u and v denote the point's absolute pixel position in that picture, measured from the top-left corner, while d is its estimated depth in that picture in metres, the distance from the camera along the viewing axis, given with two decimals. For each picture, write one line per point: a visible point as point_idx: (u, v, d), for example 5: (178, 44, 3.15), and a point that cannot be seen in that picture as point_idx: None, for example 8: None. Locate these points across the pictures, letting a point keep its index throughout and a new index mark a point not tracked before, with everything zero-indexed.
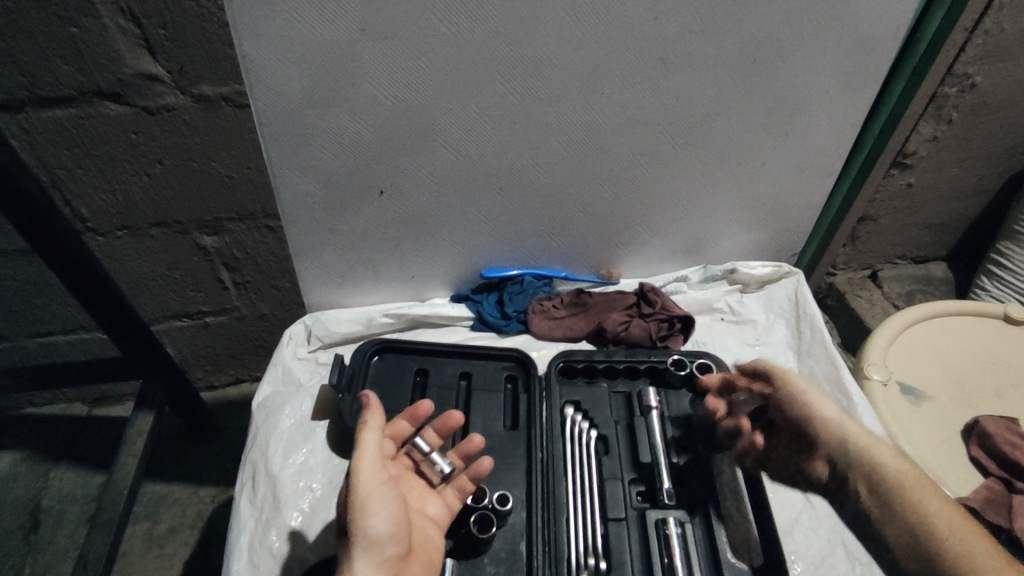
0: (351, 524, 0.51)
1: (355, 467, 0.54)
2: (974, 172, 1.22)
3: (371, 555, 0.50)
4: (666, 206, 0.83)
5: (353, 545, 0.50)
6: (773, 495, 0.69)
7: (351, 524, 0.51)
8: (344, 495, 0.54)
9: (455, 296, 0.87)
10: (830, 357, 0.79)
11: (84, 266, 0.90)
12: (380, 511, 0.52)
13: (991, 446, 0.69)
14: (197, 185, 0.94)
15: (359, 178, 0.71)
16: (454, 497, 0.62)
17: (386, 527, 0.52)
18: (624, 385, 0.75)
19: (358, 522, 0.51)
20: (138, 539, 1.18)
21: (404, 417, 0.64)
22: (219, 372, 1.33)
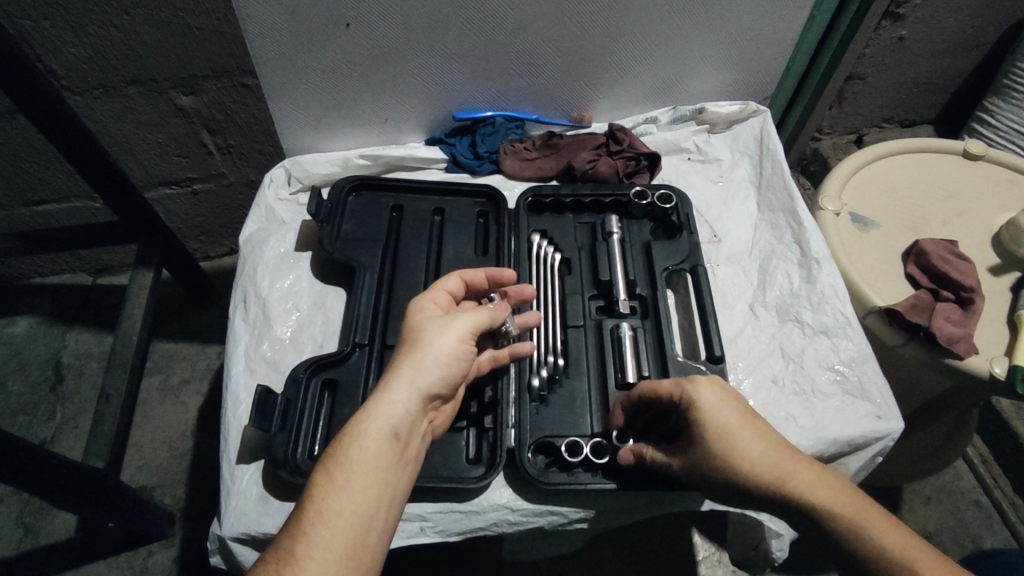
0: (427, 348, 0.53)
1: (455, 318, 0.56)
2: (973, 25, 1.17)
3: (427, 384, 0.52)
4: (637, 44, 0.82)
5: (420, 359, 0.52)
6: (721, 310, 0.75)
7: (429, 344, 0.53)
8: (427, 320, 0.55)
9: (429, 140, 0.89)
10: (787, 187, 0.82)
11: (69, 126, 0.91)
12: (452, 352, 0.54)
13: (926, 262, 0.74)
14: (166, 37, 0.93)
15: (325, 9, 0.70)
16: (487, 362, 0.63)
17: (450, 367, 0.54)
18: (589, 217, 0.80)
19: (433, 350, 0.53)
20: (154, 389, 1.28)
21: (486, 270, 0.63)
22: (213, 241, 1.39)
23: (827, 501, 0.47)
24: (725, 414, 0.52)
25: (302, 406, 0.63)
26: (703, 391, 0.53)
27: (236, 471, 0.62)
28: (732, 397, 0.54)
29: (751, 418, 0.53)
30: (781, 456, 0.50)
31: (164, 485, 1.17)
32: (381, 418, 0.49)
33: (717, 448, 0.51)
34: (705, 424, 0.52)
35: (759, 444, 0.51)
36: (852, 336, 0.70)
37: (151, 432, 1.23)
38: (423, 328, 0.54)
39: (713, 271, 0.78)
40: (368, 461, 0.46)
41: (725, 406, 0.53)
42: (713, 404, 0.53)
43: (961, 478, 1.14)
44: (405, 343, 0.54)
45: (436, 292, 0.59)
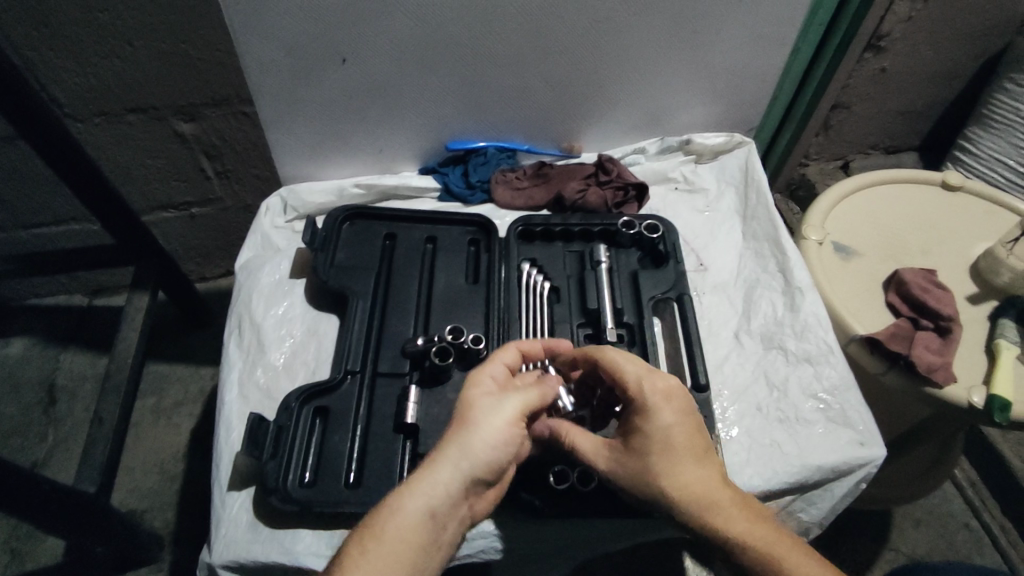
0: (476, 429, 0.54)
1: (511, 399, 0.57)
2: (951, 58, 1.21)
3: (476, 468, 0.52)
4: (625, 78, 0.85)
5: (473, 444, 0.53)
6: (707, 338, 0.77)
7: (477, 425, 0.54)
8: (486, 402, 0.56)
9: (423, 169, 0.91)
10: (771, 218, 0.85)
11: (69, 152, 0.93)
12: (506, 436, 0.54)
13: (905, 291, 0.76)
14: (168, 67, 0.95)
15: (322, 44, 0.73)
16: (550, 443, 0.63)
17: (500, 453, 0.54)
18: (578, 246, 0.82)
19: (484, 435, 0.53)
20: (147, 411, 1.28)
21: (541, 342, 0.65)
22: (208, 263, 1.40)
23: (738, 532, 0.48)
24: (667, 429, 0.54)
25: (294, 432, 0.64)
26: (659, 403, 0.55)
27: (227, 498, 0.63)
28: (685, 417, 0.55)
29: (693, 442, 0.54)
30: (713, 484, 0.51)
31: (154, 509, 1.16)
32: (423, 496, 0.50)
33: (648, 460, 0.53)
34: (647, 433, 0.55)
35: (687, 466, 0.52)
36: (834, 364, 0.71)
37: (143, 455, 1.23)
38: (478, 404, 0.56)
39: (699, 299, 0.80)
40: (398, 542, 0.48)
41: (669, 419, 0.55)
42: (667, 422, 0.54)
43: (949, 501, 1.15)
44: (456, 421, 0.55)
45: (493, 367, 0.60)
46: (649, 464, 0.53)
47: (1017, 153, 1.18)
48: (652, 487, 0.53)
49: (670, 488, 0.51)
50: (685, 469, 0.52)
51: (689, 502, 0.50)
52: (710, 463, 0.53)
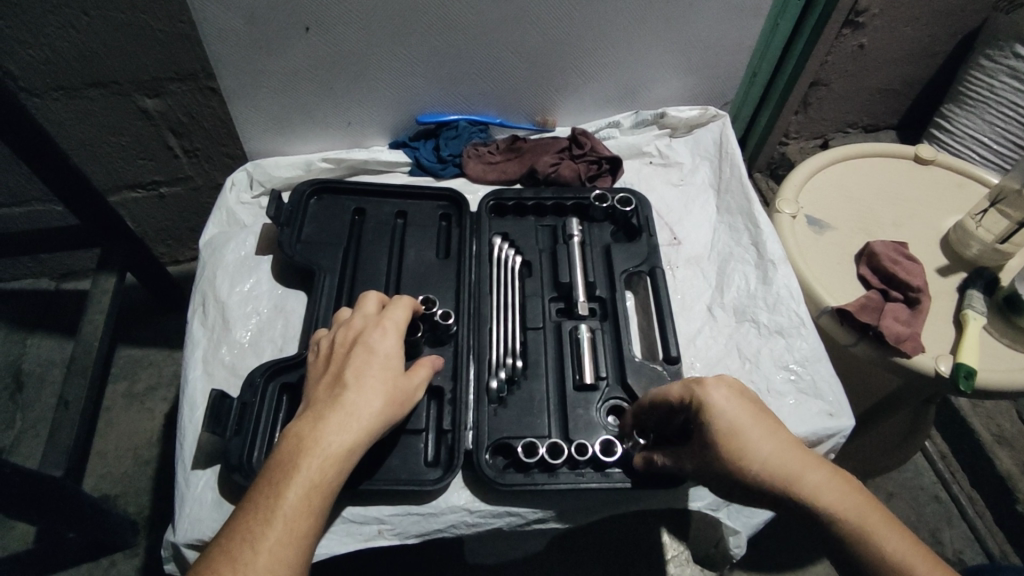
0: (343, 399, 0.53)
1: (395, 333, 0.59)
2: (928, 34, 1.21)
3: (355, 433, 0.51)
4: (598, 50, 0.83)
5: (372, 371, 0.55)
6: (680, 311, 0.76)
7: (349, 385, 0.54)
8: (374, 335, 0.59)
9: (394, 144, 0.89)
10: (745, 191, 0.84)
11: (24, 127, 0.89)
12: (398, 367, 0.57)
13: (876, 263, 0.76)
14: (128, 39, 0.92)
15: (284, 12, 0.70)
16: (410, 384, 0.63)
17: (398, 379, 0.56)
18: (551, 220, 0.81)
19: (353, 401, 0.53)
20: (119, 396, 1.26)
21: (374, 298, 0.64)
22: (181, 245, 1.37)
23: (832, 503, 0.45)
24: (741, 414, 0.49)
25: (259, 410, 0.63)
26: (713, 389, 0.50)
27: (191, 477, 0.62)
28: (742, 397, 0.51)
29: (762, 419, 0.49)
30: (797, 454, 0.47)
31: (128, 494, 1.15)
32: (339, 426, 0.51)
33: (726, 446, 0.49)
34: (717, 425, 0.49)
35: (769, 444, 0.48)
36: (805, 336, 0.72)
37: (115, 440, 1.21)
38: (367, 338, 0.58)
39: (672, 273, 0.79)
40: (275, 535, 0.45)
41: (739, 406, 0.50)
42: (719, 408, 0.49)
43: (920, 473, 1.17)
44: (323, 398, 0.54)
45: (361, 318, 0.61)
46: (728, 449, 0.48)
47: (992, 130, 1.19)
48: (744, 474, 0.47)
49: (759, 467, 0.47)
50: (766, 443, 0.48)
51: (775, 482, 0.46)
52: (782, 434, 0.49)
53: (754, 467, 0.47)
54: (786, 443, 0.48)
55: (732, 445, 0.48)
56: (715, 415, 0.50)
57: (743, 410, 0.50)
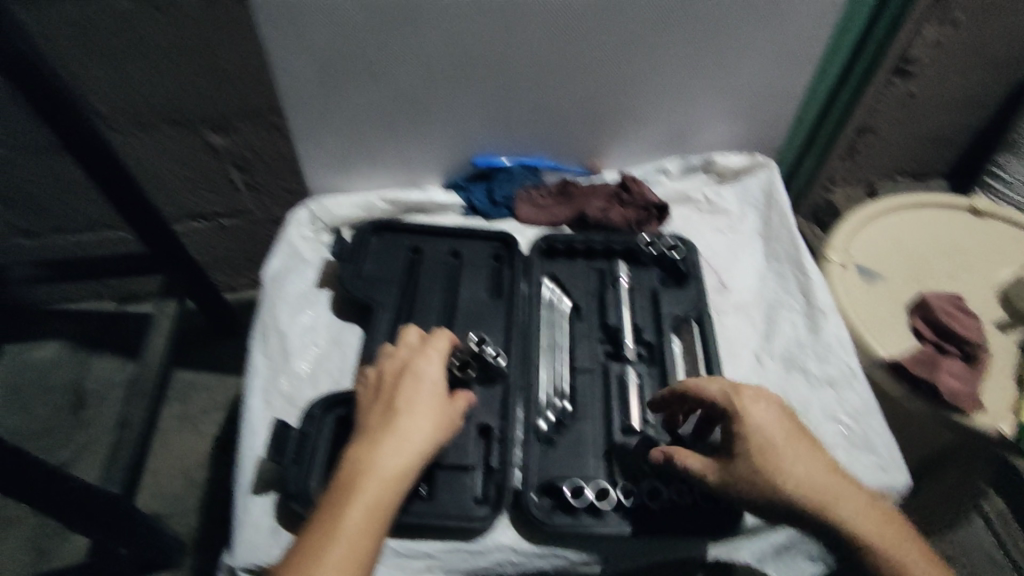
0: (396, 425, 0.56)
1: (439, 361, 0.62)
2: (980, 82, 1.20)
3: (409, 457, 0.54)
4: (648, 97, 0.86)
5: (422, 398, 0.58)
6: (728, 357, 0.76)
7: (401, 411, 0.57)
8: (419, 363, 0.62)
9: (448, 185, 0.93)
10: (793, 239, 0.85)
11: (106, 159, 0.97)
12: (443, 394, 0.60)
13: (931, 316, 0.75)
14: (205, 83, 0.99)
15: (353, 62, 0.75)
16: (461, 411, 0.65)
17: (446, 406, 0.59)
18: (600, 262, 0.83)
19: (406, 427, 0.56)
20: (173, 417, 1.31)
21: (415, 330, 0.67)
22: (237, 274, 1.43)
23: (858, 524, 0.50)
24: (781, 433, 0.53)
25: (317, 439, 0.66)
26: (756, 409, 0.54)
27: (249, 503, 0.64)
28: (784, 416, 0.55)
29: (798, 441, 0.53)
30: (833, 480, 0.51)
31: (177, 514, 1.19)
32: (395, 450, 0.54)
33: (766, 464, 0.52)
34: (758, 442, 0.53)
35: (804, 465, 0.52)
36: (857, 388, 0.71)
37: (167, 460, 1.25)
38: (413, 366, 0.61)
39: (720, 319, 0.79)
40: (341, 554, 0.47)
41: (780, 425, 0.54)
42: (766, 423, 0.54)
43: (978, 535, 1.11)
44: (377, 424, 0.56)
45: (406, 348, 0.64)
46: (768, 466, 0.52)
47: None
48: (776, 489, 0.51)
49: (794, 484, 0.51)
50: (802, 462, 0.52)
51: (808, 501, 0.50)
52: (817, 453, 0.53)
53: (789, 484, 0.51)
54: (822, 461, 0.52)
55: (774, 459, 0.52)
56: (755, 433, 0.53)
57: (783, 429, 0.53)
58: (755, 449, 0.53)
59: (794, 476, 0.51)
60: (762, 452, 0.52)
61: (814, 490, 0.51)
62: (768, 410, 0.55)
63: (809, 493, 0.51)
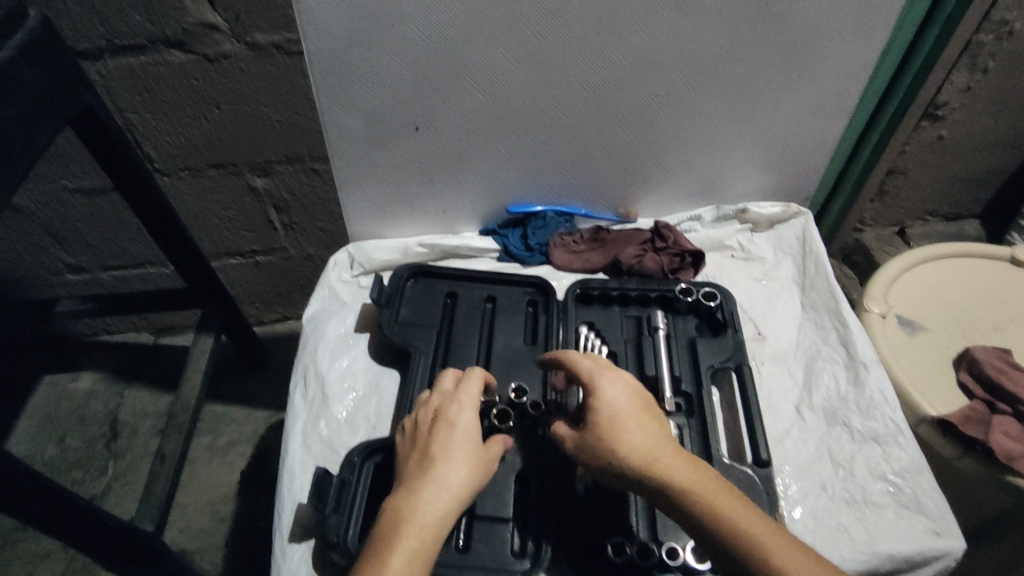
0: (434, 473, 0.56)
1: (472, 406, 0.62)
2: (1011, 126, 1.19)
3: (449, 505, 0.54)
4: (683, 148, 0.87)
5: (456, 447, 0.58)
6: (767, 410, 0.75)
7: (438, 458, 0.57)
8: (451, 410, 0.62)
9: (483, 231, 0.95)
10: (831, 289, 0.84)
11: (157, 204, 1.00)
12: (478, 440, 0.60)
13: (977, 370, 0.75)
14: (250, 129, 1.03)
15: (398, 115, 0.78)
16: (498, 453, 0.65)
17: (481, 453, 0.59)
18: (635, 310, 0.83)
19: (443, 474, 0.56)
20: (202, 449, 1.32)
21: (449, 373, 0.66)
22: (269, 308, 1.46)
23: (685, 484, 0.52)
24: (624, 404, 0.58)
25: (357, 488, 0.66)
26: (605, 382, 0.60)
27: (287, 550, 0.64)
28: (634, 395, 0.61)
29: (642, 415, 0.58)
30: (665, 447, 0.55)
31: (204, 549, 1.19)
32: (433, 497, 0.54)
33: (605, 432, 0.57)
34: (601, 412, 0.58)
35: (642, 433, 0.56)
36: (904, 445, 0.69)
37: (196, 494, 1.26)
38: (446, 413, 0.61)
39: (758, 369, 0.79)
40: None
41: (625, 398, 0.59)
42: (612, 395, 0.59)
43: None
44: (415, 473, 0.57)
45: (439, 393, 0.64)
46: (608, 434, 0.57)
47: None
48: (613, 452, 0.56)
49: (627, 448, 0.55)
50: (638, 430, 0.56)
51: (641, 465, 0.54)
52: (657, 429, 0.57)
53: (623, 448, 0.55)
54: (658, 431, 0.57)
55: (613, 426, 0.57)
56: (599, 404, 0.59)
57: (626, 401, 0.59)
58: (599, 419, 0.58)
59: (629, 441, 0.56)
60: (606, 419, 0.58)
61: (642, 453, 0.55)
62: (615, 387, 0.60)
63: (639, 458, 0.54)
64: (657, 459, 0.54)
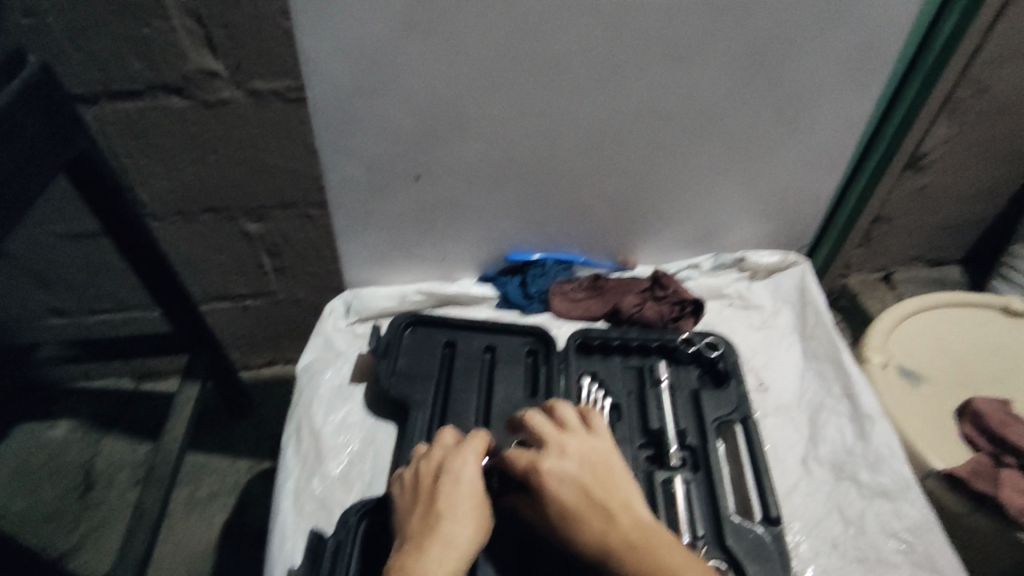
0: (438, 532, 0.53)
1: (475, 459, 0.60)
2: (990, 177, 1.20)
3: (453, 566, 0.51)
4: (681, 198, 0.88)
5: (461, 504, 0.56)
6: (773, 463, 0.74)
7: (442, 515, 0.55)
8: (456, 463, 0.59)
9: (482, 278, 0.94)
10: (831, 338, 0.84)
11: (148, 249, 0.99)
12: (481, 495, 0.58)
13: (982, 423, 0.74)
14: (246, 173, 1.02)
15: (400, 165, 0.78)
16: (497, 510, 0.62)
17: (485, 508, 0.57)
18: (636, 360, 0.82)
19: (448, 532, 0.53)
20: (181, 502, 1.26)
21: (451, 429, 0.64)
22: (256, 352, 1.41)
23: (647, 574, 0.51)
24: (573, 491, 0.57)
25: (352, 551, 0.63)
26: (550, 467, 0.59)
27: None
28: (583, 470, 0.58)
29: (591, 496, 0.56)
30: (618, 532, 0.54)
31: None
32: (439, 558, 0.51)
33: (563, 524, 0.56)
34: (553, 503, 0.57)
35: (594, 521, 0.55)
36: (914, 500, 0.68)
37: (173, 550, 1.20)
38: (449, 466, 0.59)
39: (762, 422, 0.78)
40: None
41: (574, 482, 0.57)
42: (558, 480, 0.58)
43: None
44: (418, 533, 0.54)
45: (440, 446, 0.62)
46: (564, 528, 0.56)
47: None
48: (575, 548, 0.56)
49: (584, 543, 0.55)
50: (591, 518, 0.55)
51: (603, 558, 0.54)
52: (609, 507, 0.56)
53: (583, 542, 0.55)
54: (611, 512, 0.55)
55: (567, 519, 0.56)
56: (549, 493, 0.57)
57: (575, 487, 0.57)
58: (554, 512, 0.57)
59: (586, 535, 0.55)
60: (560, 513, 0.56)
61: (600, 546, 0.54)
62: (554, 481, 0.58)
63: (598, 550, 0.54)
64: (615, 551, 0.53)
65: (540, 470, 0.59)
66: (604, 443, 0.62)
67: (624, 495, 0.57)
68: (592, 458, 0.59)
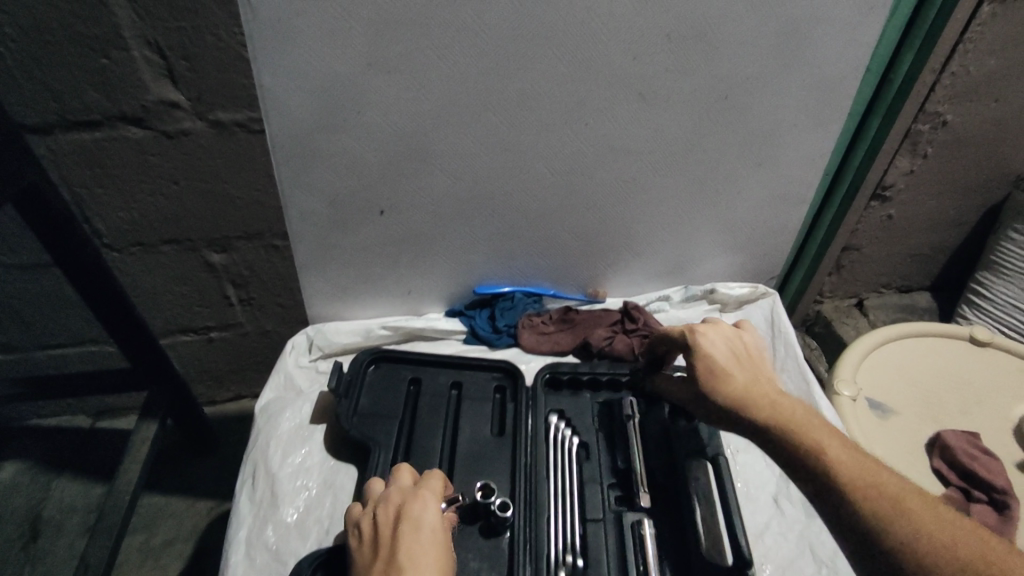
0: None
1: (435, 504, 0.58)
2: (953, 207, 1.22)
3: None
4: (649, 232, 0.88)
5: (427, 548, 0.53)
6: (745, 503, 0.72)
7: (406, 561, 0.51)
8: (416, 508, 0.57)
9: (449, 312, 0.92)
10: (801, 371, 0.84)
11: (105, 285, 0.95)
12: (444, 540, 0.55)
13: (950, 455, 0.75)
14: (208, 205, 0.99)
15: (363, 200, 0.77)
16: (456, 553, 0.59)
17: (447, 553, 0.54)
18: (606, 395, 0.80)
19: None
20: (134, 549, 1.20)
21: (405, 471, 0.62)
22: (221, 387, 1.35)
23: (802, 433, 0.52)
24: (727, 353, 0.62)
25: None
26: (711, 334, 0.64)
27: None
28: (738, 347, 0.64)
29: (743, 362, 0.61)
30: (774, 395, 0.57)
31: None
32: None
33: (712, 379, 0.60)
34: (705, 358, 0.62)
35: (745, 383, 0.59)
36: None
37: None
38: (409, 512, 0.56)
39: (733, 458, 0.76)
40: None
41: (728, 347, 0.63)
42: (713, 342, 0.63)
43: None
44: None
45: (396, 490, 0.59)
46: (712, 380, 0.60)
47: None
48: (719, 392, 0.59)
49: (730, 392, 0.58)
50: (740, 379, 0.59)
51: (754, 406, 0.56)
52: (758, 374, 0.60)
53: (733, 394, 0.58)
54: (764, 378, 0.60)
55: (720, 378, 0.60)
56: (703, 351, 0.63)
57: (730, 350, 0.63)
58: (701, 362, 0.62)
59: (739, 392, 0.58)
60: (715, 369, 0.61)
61: (752, 399, 0.57)
62: (708, 341, 0.63)
63: (750, 400, 0.57)
64: (777, 412, 0.55)
65: (695, 332, 0.65)
66: (737, 331, 0.65)
67: (770, 374, 0.62)
68: (741, 338, 0.65)
